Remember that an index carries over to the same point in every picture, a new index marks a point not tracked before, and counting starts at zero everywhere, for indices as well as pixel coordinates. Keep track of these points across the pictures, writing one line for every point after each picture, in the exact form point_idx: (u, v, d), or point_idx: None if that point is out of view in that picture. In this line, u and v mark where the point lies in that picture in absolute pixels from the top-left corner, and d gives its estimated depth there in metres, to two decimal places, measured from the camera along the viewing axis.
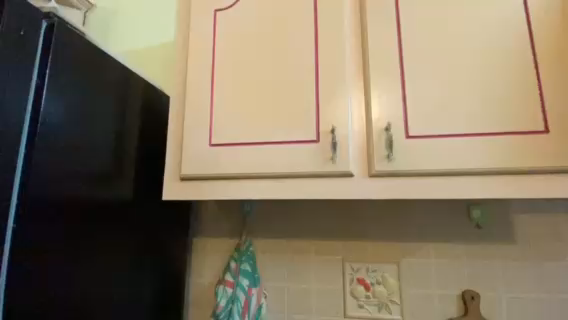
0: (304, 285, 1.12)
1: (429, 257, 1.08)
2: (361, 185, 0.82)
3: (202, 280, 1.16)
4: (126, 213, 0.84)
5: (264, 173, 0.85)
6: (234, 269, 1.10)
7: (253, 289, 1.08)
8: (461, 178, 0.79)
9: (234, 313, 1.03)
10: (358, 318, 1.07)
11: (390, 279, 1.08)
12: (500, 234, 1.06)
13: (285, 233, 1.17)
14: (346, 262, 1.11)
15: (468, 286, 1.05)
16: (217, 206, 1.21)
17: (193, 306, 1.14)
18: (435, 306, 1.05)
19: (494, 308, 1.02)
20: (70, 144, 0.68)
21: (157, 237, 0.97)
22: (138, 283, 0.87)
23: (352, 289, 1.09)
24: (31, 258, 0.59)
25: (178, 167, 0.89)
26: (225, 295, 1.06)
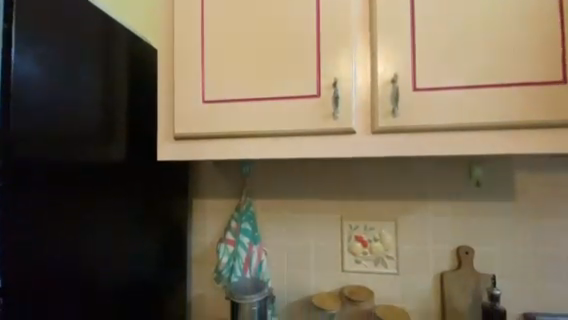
0: (302, 242, 1.14)
1: (428, 214, 1.07)
2: (361, 142, 0.76)
3: (204, 239, 1.20)
4: (119, 175, 0.83)
5: (259, 131, 0.79)
6: (234, 228, 1.13)
7: (253, 246, 1.11)
8: (469, 134, 0.73)
9: (236, 269, 1.08)
10: (354, 273, 1.09)
11: (387, 236, 1.08)
12: (501, 192, 1.03)
13: (283, 193, 1.17)
14: (344, 221, 1.11)
15: (465, 242, 1.04)
16: (215, 168, 1.21)
17: (195, 262, 1.20)
18: (433, 262, 1.05)
19: (491, 264, 1.02)
20: (49, 100, 0.63)
21: (153, 198, 0.97)
22: (136, 242, 0.89)
23: (349, 246, 1.10)
24: (25, 217, 0.57)
25: (171, 126, 0.85)
26: (226, 253, 1.10)
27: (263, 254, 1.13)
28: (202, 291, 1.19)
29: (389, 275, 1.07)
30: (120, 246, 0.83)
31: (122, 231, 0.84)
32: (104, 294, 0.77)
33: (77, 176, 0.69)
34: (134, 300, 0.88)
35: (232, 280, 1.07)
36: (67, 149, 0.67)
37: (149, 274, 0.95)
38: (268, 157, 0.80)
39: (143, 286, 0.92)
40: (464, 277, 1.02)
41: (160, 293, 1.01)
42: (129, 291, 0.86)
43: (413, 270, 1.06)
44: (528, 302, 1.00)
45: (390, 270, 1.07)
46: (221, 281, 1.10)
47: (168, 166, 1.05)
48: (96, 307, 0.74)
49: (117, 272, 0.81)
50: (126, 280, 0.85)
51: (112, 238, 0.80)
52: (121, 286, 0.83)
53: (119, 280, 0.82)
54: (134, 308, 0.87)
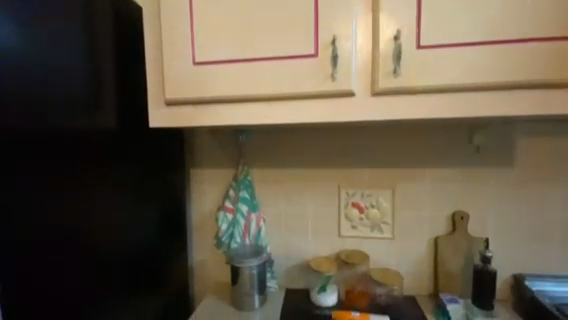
0: (300, 209, 1.15)
1: (425, 181, 1.07)
2: (360, 105, 0.73)
3: (202, 207, 1.21)
4: (113, 143, 0.80)
5: (254, 94, 0.76)
6: (233, 197, 1.14)
7: (252, 214, 1.13)
8: (473, 95, 0.69)
9: (235, 236, 1.10)
10: (351, 238, 1.12)
11: (384, 203, 1.09)
12: (500, 158, 1.03)
13: (280, 161, 1.15)
14: (342, 188, 1.11)
15: (460, 207, 1.05)
16: (211, 137, 1.19)
17: (195, 230, 1.22)
18: (428, 227, 1.07)
19: (485, 229, 1.04)
20: (21, 62, 0.57)
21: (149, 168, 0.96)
22: (134, 211, 0.89)
23: (346, 212, 1.11)
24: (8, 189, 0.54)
25: (162, 90, 0.81)
26: (226, 220, 1.12)
27: (262, 221, 1.15)
28: (203, 257, 1.22)
29: (384, 240, 1.09)
30: (119, 215, 0.82)
31: (120, 200, 0.83)
32: (108, 260, 0.78)
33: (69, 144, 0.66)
34: (137, 266, 0.89)
35: (231, 246, 1.10)
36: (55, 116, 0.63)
37: (149, 241, 0.96)
38: (263, 122, 0.78)
39: (144, 252, 0.93)
40: (457, 241, 1.04)
41: (162, 259, 1.03)
42: (131, 258, 0.87)
43: (409, 235, 1.08)
44: (519, 264, 1.03)
45: (386, 235, 1.09)
46: (221, 247, 1.13)
47: (161, 134, 1.02)
48: (101, 273, 0.75)
49: (118, 240, 0.82)
50: (128, 247, 0.86)
51: (111, 207, 0.79)
52: (123, 253, 0.84)
53: (121, 247, 0.83)
54: (138, 274, 0.90)
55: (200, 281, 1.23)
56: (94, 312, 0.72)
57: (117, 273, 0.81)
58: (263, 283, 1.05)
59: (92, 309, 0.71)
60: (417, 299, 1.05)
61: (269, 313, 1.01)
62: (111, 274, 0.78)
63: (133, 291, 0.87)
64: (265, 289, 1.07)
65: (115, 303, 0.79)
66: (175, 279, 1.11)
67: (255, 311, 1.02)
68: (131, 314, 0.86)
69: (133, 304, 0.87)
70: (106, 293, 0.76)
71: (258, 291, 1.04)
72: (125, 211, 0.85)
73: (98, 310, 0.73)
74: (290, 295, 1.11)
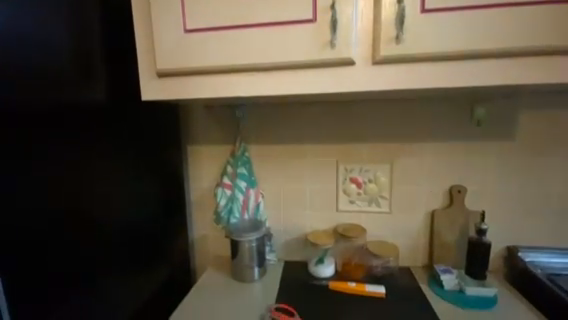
0: (298, 185, 1.15)
1: (424, 155, 1.06)
2: (360, 75, 0.70)
3: (201, 183, 1.21)
4: (108, 116, 0.78)
5: (249, 64, 0.73)
6: (231, 173, 1.13)
7: (250, 190, 1.13)
8: (478, 63, 0.66)
9: (234, 211, 1.11)
10: (348, 213, 1.12)
11: (382, 178, 1.09)
12: (500, 132, 1.01)
13: (278, 137, 1.14)
14: (340, 163, 1.11)
15: (458, 181, 1.05)
16: (207, 112, 1.17)
17: (194, 206, 1.23)
18: (425, 201, 1.08)
19: (482, 203, 1.05)
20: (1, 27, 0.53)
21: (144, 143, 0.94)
22: (133, 186, 0.89)
23: (344, 187, 1.11)
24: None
25: (153, 61, 0.78)
26: (224, 196, 1.12)
27: (261, 197, 1.15)
28: (204, 232, 1.24)
29: (382, 214, 1.10)
30: (118, 189, 0.82)
31: (118, 175, 0.82)
32: (108, 233, 0.78)
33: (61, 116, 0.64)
34: (138, 240, 0.91)
35: (231, 222, 1.11)
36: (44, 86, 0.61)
37: (149, 216, 0.97)
38: (260, 94, 0.75)
39: (145, 226, 0.94)
40: (454, 214, 1.05)
41: (162, 234, 1.05)
42: (132, 232, 0.88)
43: (406, 209, 1.09)
44: (513, 237, 1.05)
45: (384, 209, 1.10)
46: (220, 223, 1.14)
47: (155, 109, 0.99)
48: (102, 245, 0.76)
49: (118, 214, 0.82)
50: (128, 221, 0.86)
51: (109, 182, 0.79)
52: (123, 227, 0.84)
53: (121, 221, 0.83)
54: (139, 247, 0.91)
55: (201, 255, 1.26)
56: (97, 282, 0.74)
57: (118, 245, 0.82)
58: (262, 255, 1.08)
59: (94, 280, 0.73)
60: (412, 270, 1.08)
61: (268, 284, 1.04)
62: (112, 246, 0.79)
63: (134, 263, 0.89)
64: (264, 262, 1.09)
65: (117, 274, 0.81)
66: (176, 253, 1.13)
67: (255, 282, 1.05)
68: (134, 284, 0.88)
69: (135, 275, 0.89)
70: (108, 264, 0.78)
71: (257, 263, 1.06)
72: (124, 186, 0.85)
73: (100, 280, 0.75)
74: (289, 267, 1.13)
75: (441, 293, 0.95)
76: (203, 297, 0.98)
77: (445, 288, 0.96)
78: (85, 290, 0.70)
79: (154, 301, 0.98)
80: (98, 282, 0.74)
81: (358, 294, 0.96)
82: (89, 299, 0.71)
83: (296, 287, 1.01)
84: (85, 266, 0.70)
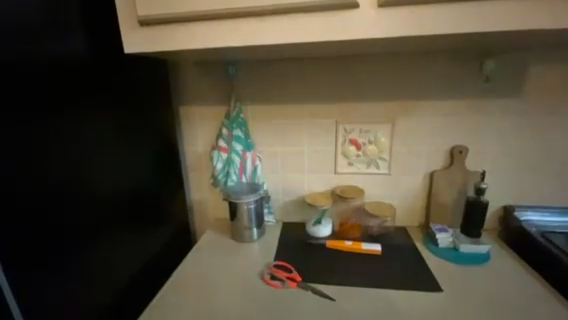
0: (296, 147, 1.12)
1: (427, 115, 1.02)
2: (364, 21, 0.64)
3: (196, 146, 1.19)
4: (89, 70, 0.71)
5: (240, 10, 0.65)
6: (226, 136, 1.09)
7: (247, 153, 1.10)
8: (496, 6, 0.60)
9: (231, 175, 1.10)
10: (347, 175, 1.11)
11: (382, 139, 1.05)
12: (508, 89, 0.97)
13: (275, 97, 1.08)
14: (340, 124, 1.07)
15: (460, 142, 1.03)
16: (201, 71, 1.11)
17: (190, 169, 1.21)
18: (425, 162, 1.06)
19: (483, 163, 1.03)
20: None
21: (133, 103, 0.89)
22: (124, 148, 0.85)
23: (343, 149, 1.09)
24: None
25: (134, 8, 0.70)
26: (221, 159, 1.10)
27: (258, 160, 1.13)
28: (201, 195, 1.24)
29: (380, 175, 1.09)
30: (108, 150, 0.78)
31: (107, 135, 0.78)
32: (103, 195, 0.76)
33: (35, 68, 0.58)
34: (134, 202, 0.89)
35: (228, 184, 1.10)
36: (11, 32, 0.54)
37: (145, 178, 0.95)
38: (254, 45, 0.68)
39: (140, 189, 0.93)
40: (453, 175, 1.04)
41: (160, 196, 1.04)
42: (127, 194, 0.86)
43: (405, 170, 1.07)
44: (511, 197, 1.05)
45: (382, 171, 1.08)
46: (218, 186, 1.13)
47: (141, 65, 0.92)
48: (98, 207, 0.74)
49: (111, 176, 0.79)
50: (122, 183, 0.84)
51: (98, 143, 0.75)
52: (118, 189, 0.82)
53: (115, 183, 0.81)
54: (136, 209, 0.90)
55: (200, 217, 1.27)
56: (96, 243, 0.73)
57: (114, 207, 0.81)
58: (261, 217, 1.09)
59: (95, 241, 0.73)
60: (407, 230, 1.10)
61: (266, 244, 1.06)
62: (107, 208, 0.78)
63: (133, 225, 0.89)
64: (263, 223, 1.10)
65: (115, 235, 0.81)
66: (175, 215, 1.14)
67: (254, 242, 1.07)
68: (134, 245, 0.89)
69: (134, 236, 0.89)
70: (106, 225, 0.77)
71: (256, 225, 1.07)
72: (114, 148, 0.81)
73: (99, 241, 0.75)
74: (287, 228, 1.15)
75: (435, 251, 0.97)
76: (204, 256, 1.00)
77: (439, 246, 0.99)
78: (85, 251, 0.70)
79: (156, 260, 1.00)
80: (97, 243, 0.74)
81: (354, 252, 0.98)
82: (89, 259, 0.71)
83: (294, 246, 1.03)
84: (82, 227, 0.69)
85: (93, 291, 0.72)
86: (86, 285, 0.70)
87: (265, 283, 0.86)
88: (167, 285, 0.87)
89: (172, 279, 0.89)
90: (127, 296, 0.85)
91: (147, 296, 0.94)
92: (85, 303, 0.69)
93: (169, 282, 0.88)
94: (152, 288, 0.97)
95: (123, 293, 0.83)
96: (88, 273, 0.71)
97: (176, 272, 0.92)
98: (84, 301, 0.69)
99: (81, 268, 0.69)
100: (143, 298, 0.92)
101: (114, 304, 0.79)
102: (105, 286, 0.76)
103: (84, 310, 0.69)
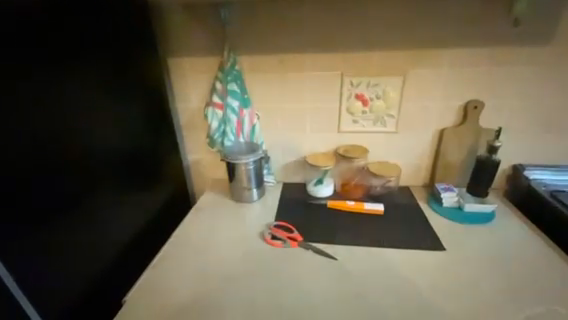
0: (297, 103, 1.03)
1: (443, 65, 0.92)
2: None
3: (189, 104, 1.10)
4: (53, 12, 0.60)
5: None
6: (220, 91, 1.01)
7: (244, 110, 1.02)
8: None
9: (228, 133, 1.03)
10: (351, 133, 1.04)
11: (391, 93, 0.97)
12: (537, 34, 0.86)
13: (274, 46, 0.97)
14: (346, 77, 0.97)
15: (476, 96, 0.94)
16: (189, 15, 0.98)
17: (184, 128, 1.14)
18: (436, 119, 0.98)
19: (498, 120, 0.96)
20: None
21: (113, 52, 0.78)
22: (106, 104, 0.77)
23: (348, 105, 1.00)
24: None
25: None
26: (216, 117, 1.02)
27: (256, 119, 1.06)
28: (198, 156, 1.19)
29: (387, 134, 1.02)
30: (87, 107, 0.70)
31: (83, 90, 0.69)
32: (86, 157, 0.70)
33: None
34: (123, 163, 0.84)
35: (225, 144, 1.04)
36: None
37: (135, 138, 0.89)
38: None
39: (129, 150, 0.86)
40: (464, 132, 0.97)
41: (153, 157, 0.98)
42: (115, 155, 0.80)
43: (414, 128, 1.00)
44: (522, 156, 1.00)
45: (389, 129, 1.01)
46: (215, 147, 1.07)
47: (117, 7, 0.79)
48: (82, 171, 0.69)
49: (94, 137, 0.72)
50: (108, 143, 0.78)
51: (74, 98, 0.66)
52: (104, 150, 0.76)
53: (100, 144, 0.75)
54: (126, 171, 0.85)
55: (197, 178, 1.23)
56: (85, 208, 0.69)
57: (102, 170, 0.75)
58: (261, 178, 1.05)
59: (87, 205, 0.70)
60: (410, 189, 1.06)
61: (266, 204, 1.04)
62: (94, 171, 0.72)
63: (124, 188, 0.84)
64: (262, 183, 1.07)
65: (106, 199, 0.77)
66: (170, 176, 1.10)
67: (254, 202, 1.05)
68: (128, 208, 0.86)
69: (127, 199, 0.86)
70: (94, 189, 0.73)
71: (256, 185, 1.04)
72: (95, 105, 0.73)
73: (88, 205, 0.71)
74: (287, 188, 1.12)
75: (439, 210, 0.95)
76: (203, 217, 0.98)
77: (443, 205, 0.96)
78: (74, 216, 0.66)
79: (153, 222, 0.99)
80: (87, 207, 0.70)
81: (356, 212, 0.96)
82: (81, 224, 0.68)
83: (294, 206, 1.01)
84: (67, 191, 0.64)
85: (88, 255, 0.70)
86: (80, 249, 0.67)
87: (266, 243, 0.85)
88: (165, 246, 0.86)
89: (171, 240, 0.88)
90: (125, 257, 0.84)
91: (147, 257, 0.94)
92: (81, 267, 0.67)
93: (168, 243, 0.87)
94: (151, 249, 0.97)
95: (121, 255, 0.82)
96: (81, 238, 0.68)
97: (174, 234, 0.91)
98: (80, 265, 0.67)
99: (73, 233, 0.66)
100: (142, 259, 0.92)
101: (112, 266, 0.78)
102: (101, 249, 0.74)
103: (81, 274, 0.68)
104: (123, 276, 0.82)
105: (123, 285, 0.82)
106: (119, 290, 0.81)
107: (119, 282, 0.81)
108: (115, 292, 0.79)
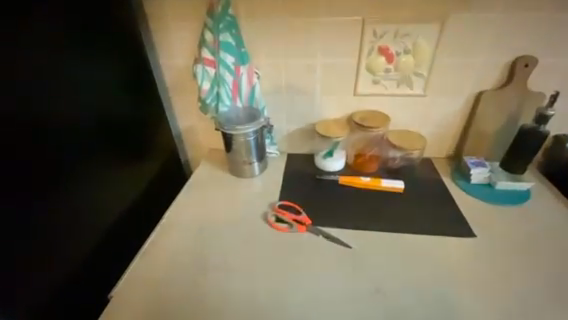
0: (305, 59, 0.85)
1: (493, 9, 0.73)
2: None
3: (175, 59, 0.92)
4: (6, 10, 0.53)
5: None
6: (211, 43, 0.81)
7: (241, 68, 0.85)
8: None
9: (222, 97, 0.87)
10: (369, 97, 0.87)
11: (424, 46, 0.78)
12: None
13: None
14: (368, 25, 0.78)
15: (528, 51, 0.76)
16: None
17: (171, 90, 0.97)
18: (474, 79, 0.81)
19: (549, 82, 0.79)
20: None
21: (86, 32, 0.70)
22: (62, 66, 0.64)
23: (369, 62, 0.82)
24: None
25: None
26: (207, 77, 0.84)
27: (255, 78, 0.88)
28: (190, 122, 1.03)
29: (413, 97, 0.86)
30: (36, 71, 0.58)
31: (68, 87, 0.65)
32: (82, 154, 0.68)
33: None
34: (98, 137, 0.73)
35: (220, 110, 0.89)
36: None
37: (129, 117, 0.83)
38: None
39: (104, 121, 0.75)
40: (507, 96, 0.81)
41: (136, 127, 0.86)
42: (85, 128, 0.69)
43: (445, 90, 0.84)
44: None
45: (416, 91, 0.85)
46: (208, 113, 0.91)
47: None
48: (76, 164, 0.67)
49: (53, 106, 0.61)
50: (73, 114, 0.66)
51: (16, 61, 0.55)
52: (73, 127, 0.66)
53: (63, 115, 0.64)
54: (107, 147, 0.76)
55: (190, 147, 1.09)
56: (65, 198, 0.64)
57: (70, 146, 0.65)
58: (262, 149, 0.92)
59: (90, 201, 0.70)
60: (433, 162, 0.93)
61: (269, 179, 0.92)
62: (59, 148, 0.62)
63: (104, 164, 0.75)
64: (264, 155, 0.93)
65: (81, 179, 0.68)
66: (159, 148, 0.96)
67: (256, 177, 0.93)
68: (111, 186, 0.77)
69: (109, 176, 0.77)
70: (62, 168, 0.63)
71: (257, 158, 0.91)
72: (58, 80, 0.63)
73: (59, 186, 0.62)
74: (292, 161, 0.98)
75: (466, 188, 0.84)
76: (197, 195, 0.87)
77: (472, 182, 0.84)
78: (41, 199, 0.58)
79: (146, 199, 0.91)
80: (57, 189, 0.62)
81: (372, 190, 0.84)
82: (50, 208, 0.60)
83: (300, 182, 0.89)
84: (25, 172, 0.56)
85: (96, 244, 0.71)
86: (55, 236, 0.60)
87: (270, 226, 0.75)
88: (155, 231, 0.75)
89: (162, 224, 0.78)
90: (115, 239, 0.77)
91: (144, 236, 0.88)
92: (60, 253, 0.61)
93: (159, 227, 0.77)
94: (146, 227, 0.90)
95: (108, 236, 0.75)
96: (53, 224, 0.60)
97: (166, 215, 0.80)
98: (58, 252, 0.61)
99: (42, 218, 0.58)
100: (136, 238, 0.85)
101: (98, 250, 0.72)
102: (82, 233, 0.68)
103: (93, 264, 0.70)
104: (113, 259, 0.76)
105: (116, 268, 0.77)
106: (111, 274, 0.75)
107: (110, 266, 0.75)
108: (106, 276, 0.73)
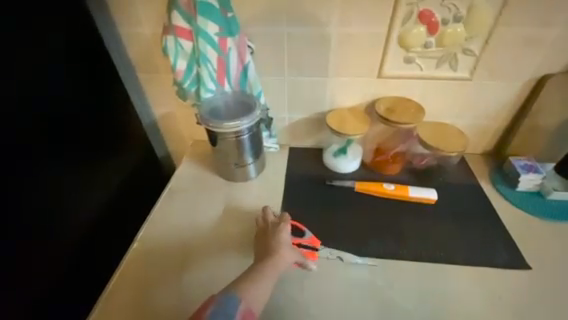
0: (316, 29, 0.63)
1: None
2: None
3: (138, 26, 0.67)
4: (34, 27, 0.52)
5: None
6: (184, 5, 0.58)
7: (228, 42, 0.62)
8: None
9: (204, 80, 0.64)
10: (397, 81, 0.67)
11: (481, 12, 0.57)
12: None
13: None
14: None
15: None
16: None
17: (138, 68, 0.74)
18: (540, 60, 0.62)
19: None
20: None
21: (98, 43, 0.66)
22: (72, 76, 0.61)
23: (403, 34, 0.61)
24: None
25: None
26: (182, 53, 0.62)
27: (248, 54, 0.65)
28: (165, 109, 0.82)
29: (454, 82, 0.66)
30: (23, 61, 0.51)
31: (83, 103, 0.64)
32: (100, 167, 0.69)
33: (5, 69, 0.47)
34: (93, 132, 0.67)
35: (203, 97, 0.67)
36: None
37: (126, 123, 0.77)
38: None
39: (98, 114, 0.68)
40: None
41: (138, 133, 0.81)
42: (83, 127, 0.64)
43: (498, 74, 0.64)
44: None
45: (459, 74, 0.65)
46: (187, 100, 0.70)
47: None
48: (96, 177, 0.68)
49: (67, 117, 0.60)
50: (67, 108, 0.60)
51: (24, 59, 0.51)
52: (92, 142, 0.67)
53: (59, 113, 0.58)
54: (116, 157, 0.74)
55: (169, 139, 0.89)
56: (90, 212, 0.66)
57: (93, 161, 0.67)
58: (259, 146, 0.73)
59: (103, 214, 0.70)
60: (467, 161, 0.77)
61: (267, 184, 0.74)
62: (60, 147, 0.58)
63: (111, 172, 0.73)
64: (262, 152, 0.75)
65: (83, 180, 0.64)
66: (145, 149, 0.85)
67: (251, 181, 0.75)
68: (106, 183, 0.72)
69: (119, 185, 0.76)
70: (67, 170, 0.60)
71: (253, 158, 0.72)
72: (73, 94, 0.61)
73: (64, 188, 0.59)
74: (294, 157, 0.80)
75: (510, 196, 0.68)
76: (178, 206, 0.70)
77: (517, 190, 0.68)
78: (41, 204, 0.54)
79: (144, 204, 0.86)
80: (63, 191, 0.59)
81: (396, 201, 0.68)
82: (59, 212, 0.58)
83: (307, 188, 0.72)
84: (45, 181, 0.55)
85: (104, 257, 0.69)
86: (49, 241, 0.55)
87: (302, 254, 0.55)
88: (134, 244, 0.62)
89: (132, 250, 0.61)
90: (101, 243, 0.69)
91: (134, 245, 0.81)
92: (54, 260, 0.56)
93: (130, 253, 0.61)
94: (131, 228, 0.80)
95: (98, 240, 0.68)
96: (73, 236, 0.61)
97: (138, 236, 0.64)
98: (50, 259, 0.55)
99: (43, 224, 0.54)
100: (120, 245, 0.75)
101: (90, 256, 0.65)
102: (80, 238, 0.63)
103: (99, 276, 0.67)
104: (103, 263, 0.69)
105: (102, 275, 0.68)
106: (97, 283, 0.66)
107: (97, 272, 0.67)
108: (91, 293, 0.64)
